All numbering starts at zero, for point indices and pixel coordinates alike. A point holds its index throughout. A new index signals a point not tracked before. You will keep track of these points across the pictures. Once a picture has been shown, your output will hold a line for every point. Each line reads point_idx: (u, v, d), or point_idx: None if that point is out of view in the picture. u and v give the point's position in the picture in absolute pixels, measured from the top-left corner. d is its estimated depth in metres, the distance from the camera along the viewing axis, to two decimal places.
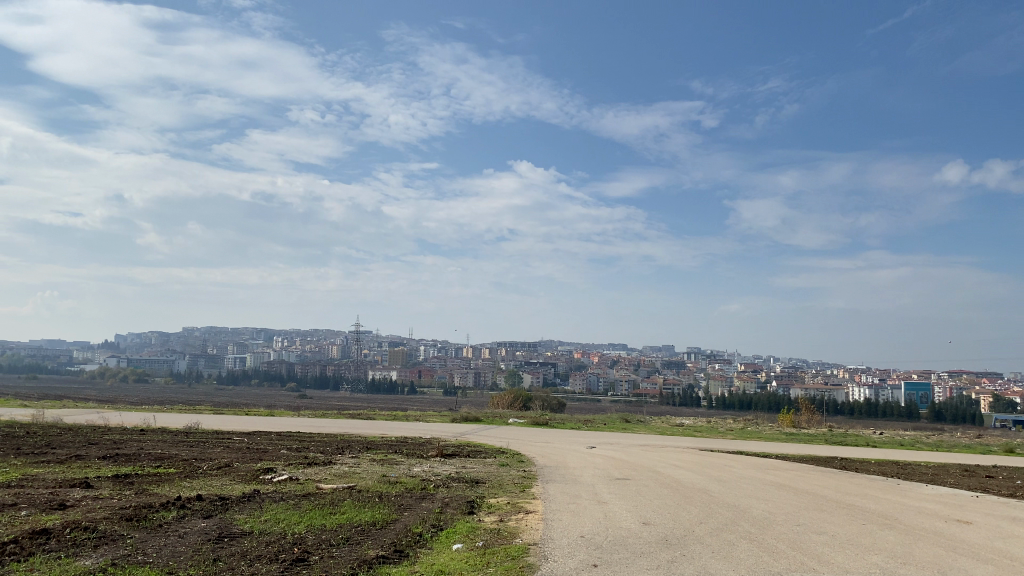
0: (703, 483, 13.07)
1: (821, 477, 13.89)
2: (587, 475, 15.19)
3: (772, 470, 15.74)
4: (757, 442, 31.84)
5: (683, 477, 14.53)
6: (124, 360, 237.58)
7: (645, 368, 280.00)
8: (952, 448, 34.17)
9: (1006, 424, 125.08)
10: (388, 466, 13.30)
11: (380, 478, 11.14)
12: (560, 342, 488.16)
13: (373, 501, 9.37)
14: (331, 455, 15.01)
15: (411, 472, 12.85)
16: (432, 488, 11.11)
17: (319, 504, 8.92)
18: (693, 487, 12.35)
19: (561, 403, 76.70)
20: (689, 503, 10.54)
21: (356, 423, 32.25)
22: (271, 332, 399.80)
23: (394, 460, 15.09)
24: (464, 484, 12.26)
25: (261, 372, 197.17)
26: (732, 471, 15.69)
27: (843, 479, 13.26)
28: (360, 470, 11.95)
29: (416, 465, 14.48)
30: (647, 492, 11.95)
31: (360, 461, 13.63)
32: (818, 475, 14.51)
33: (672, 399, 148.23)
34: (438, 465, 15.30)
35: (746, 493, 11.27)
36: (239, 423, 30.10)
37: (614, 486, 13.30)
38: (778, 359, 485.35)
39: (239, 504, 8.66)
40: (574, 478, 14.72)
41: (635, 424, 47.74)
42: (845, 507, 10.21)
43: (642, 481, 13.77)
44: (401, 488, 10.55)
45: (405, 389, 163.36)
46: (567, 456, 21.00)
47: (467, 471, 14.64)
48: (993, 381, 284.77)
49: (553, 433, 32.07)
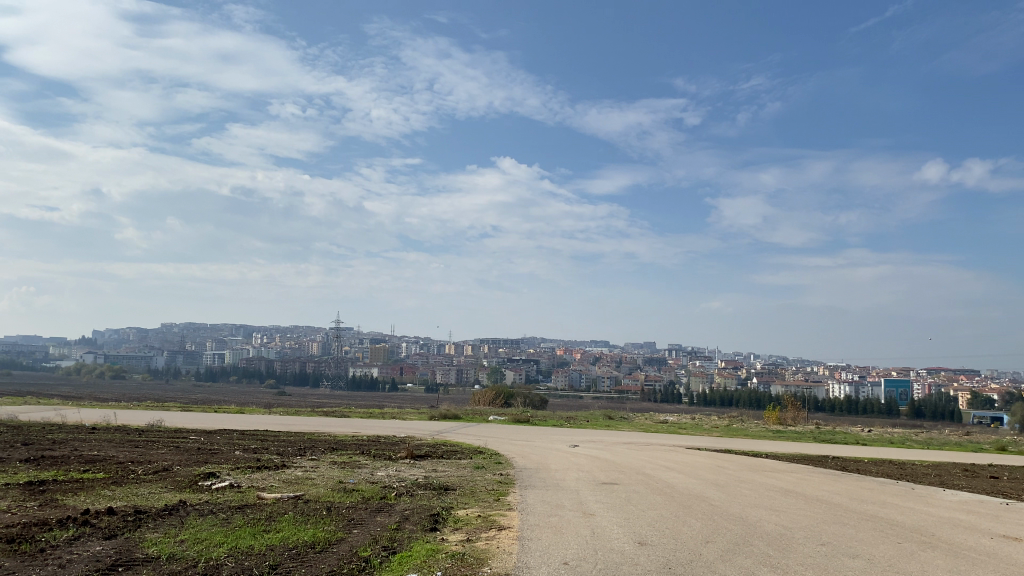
0: (699, 488, 11.87)
1: (823, 479, 12.81)
2: (571, 479, 13.99)
3: (769, 472, 14.64)
4: (743, 440, 30.89)
5: (674, 481, 13.31)
6: (101, 356, 233.86)
7: (626, 365, 280.60)
8: (940, 446, 33.48)
9: (983, 420, 126.03)
10: (348, 470, 12.03)
11: (337, 485, 9.92)
12: (542, 339, 488.12)
13: (319, 513, 8.15)
14: (288, 457, 13.62)
15: (372, 477, 11.56)
16: (393, 497, 9.82)
17: (251, 520, 7.68)
18: (686, 492, 11.29)
19: (544, 400, 75.58)
20: (690, 516, 9.39)
21: (330, 421, 30.96)
22: (251, 328, 396.18)
23: (358, 462, 13.79)
24: (431, 492, 11.00)
25: (241, 368, 194.75)
26: (727, 473, 14.61)
27: (847, 482, 12.21)
28: (316, 475, 10.74)
29: (381, 469, 13.18)
30: (639, 500, 10.72)
31: (320, 464, 12.33)
32: (821, 478, 13.47)
33: (654, 395, 147.80)
34: (407, 468, 14.03)
35: (750, 501, 10.16)
36: (206, 420, 28.75)
37: (599, 492, 12.04)
38: (757, 357, 489.91)
39: (158, 520, 7.47)
40: (556, 482, 13.49)
41: (617, 420, 46.80)
42: (868, 519, 9.09)
43: (631, 487, 12.56)
44: (357, 497, 9.33)
45: (386, 386, 161.48)
46: (547, 457, 19.80)
47: (437, 475, 13.35)
48: (970, 377, 287.65)
49: (534, 431, 31.04)
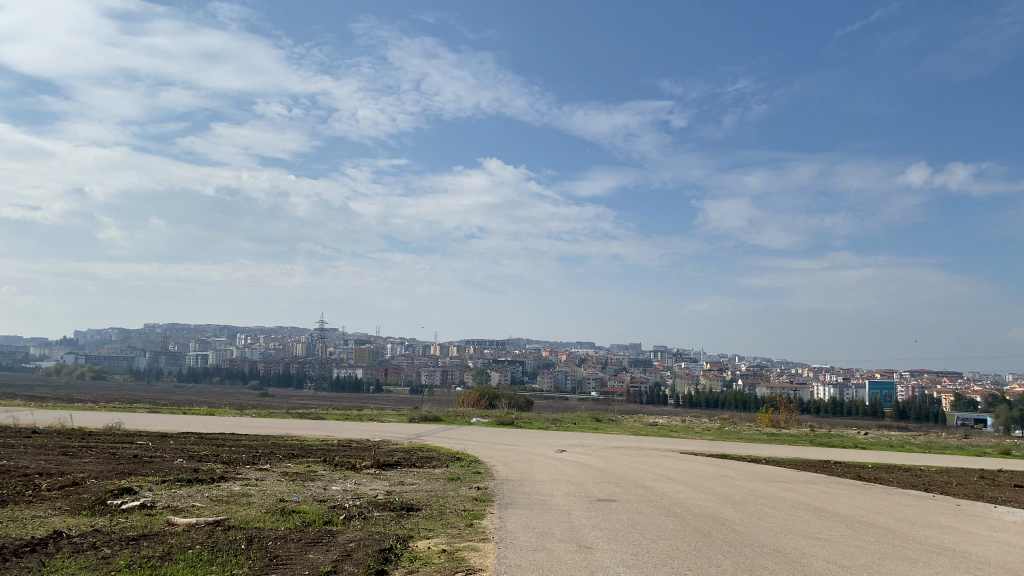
0: (712, 507, 10.30)
1: (850, 492, 11.37)
2: (558, 494, 12.44)
3: (782, 483, 13.09)
4: (739, 443, 29.39)
5: (677, 496, 11.75)
6: (82, 357, 230.05)
7: (611, 366, 279.64)
8: (941, 450, 32.12)
9: (968, 422, 125.62)
10: (297, 484, 10.30)
11: (275, 502, 8.53)
12: (528, 341, 486.49)
13: (235, 549, 6.86)
14: (232, 466, 11.82)
15: (324, 494, 9.87)
16: (340, 522, 8.23)
17: (139, 561, 6.40)
18: (704, 511, 9.81)
19: (529, 401, 73.63)
20: (718, 552, 7.78)
21: (300, 423, 29.23)
22: (236, 330, 393.11)
23: (312, 473, 12.03)
24: (390, 515, 9.31)
25: (224, 369, 192.31)
26: (737, 484, 13.15)
27: (881, 497, 10.78)
28: (259, 488, 9.28)
29: (338, 482, 11.43)
30: (646, 526, 9.12)
31: (269, 476, 10.60)
32: (846, 490, 12.02)
33: (640, 397, 146.72)
34: (370, 481, 12.31)
35: (783, 525, 8.79)
36: (170, 421, 26.91)
37: (596, 512, 10.48)
38: (741, 359, 491.49)
39: (12, 564, 6.14)
40: (542, 499, 11.88)
41: (604, 423, 45.45)
42: (931, 557, 7.68)
43: (630, 505, 10.93)
44: (295, 520, 7.96)
45: (370, 387, 159.52)
46: (531, 464, 18.08)
47: (402, 491, 11.64)
48: (952, 380, 288.98)
49: (519, 435, 29.57)
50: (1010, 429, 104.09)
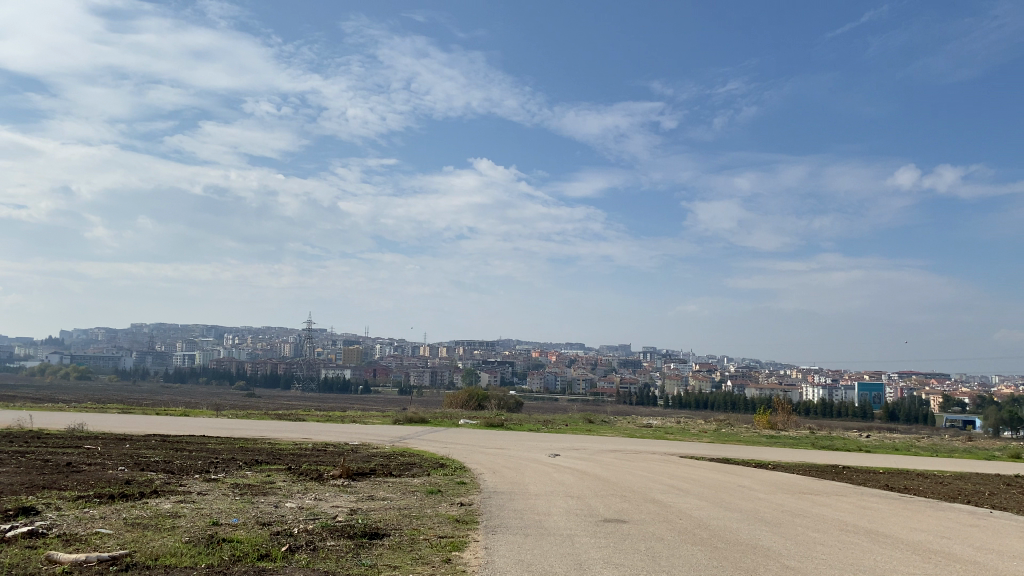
0: (750, 531, 8.99)
1: (894, 510, 10.22)
2: (557, 511, 11.17)
3: (812, 496, 11.72)
4: (739, 446, 28.18)
5: (698, 513, 10.42)
6: (68, 356, 227.41)
7: (601, 368, 278.00)
8: (948, 454, 30.72)
9: (956, 424, 125.07)
10: (245, 500, 8.85)
11: (202, 530, 7.55)
12: (518, 342, 484.63)
13: None
14: (173, 476, 10.25)
15: (267, 515, 8.49)
16: (283, 558, 7.14)
17: None
18: (741, 539, 8.59)
19: (519, 402, 72.07)
20: None
21: (276, 424, 27.72)
22: (223, 330, 389.76)
23: (267, 486, 10.48)
24: (346, 544, 7.96)
25: (211, 370, 189.67)
26: (761, 497, 11.77)
27: (932, 520, 9.72)
28: (191, 508, 8.23)
29: (294, 498, 9.86)
30: (673, 560, 7.80)
31: (214, 490, 9.19)
32: (889, 504, 10.76)
33: (628, 398, 145.40)
34: (334, 496, 10.71)
35: (847, 563, 7.77)
36: (137, 423, 25.35)
37: (605, 536, 9.11)
38: (730, 361, 491.70)
39: None
40: (543, 519, 10.47)
41: (597, 424, 44.09)
42: None
43: (646, 527, 9.58)
44: (219, 556, 6.96)
45: (358, 388, 157.28)
46: (523, 473, 16.46)
47: (370, 510, 10.07)
48: (939, 381, 289.21)
49: (508, 437, 28.16)
50: (999, 431, 103.42)
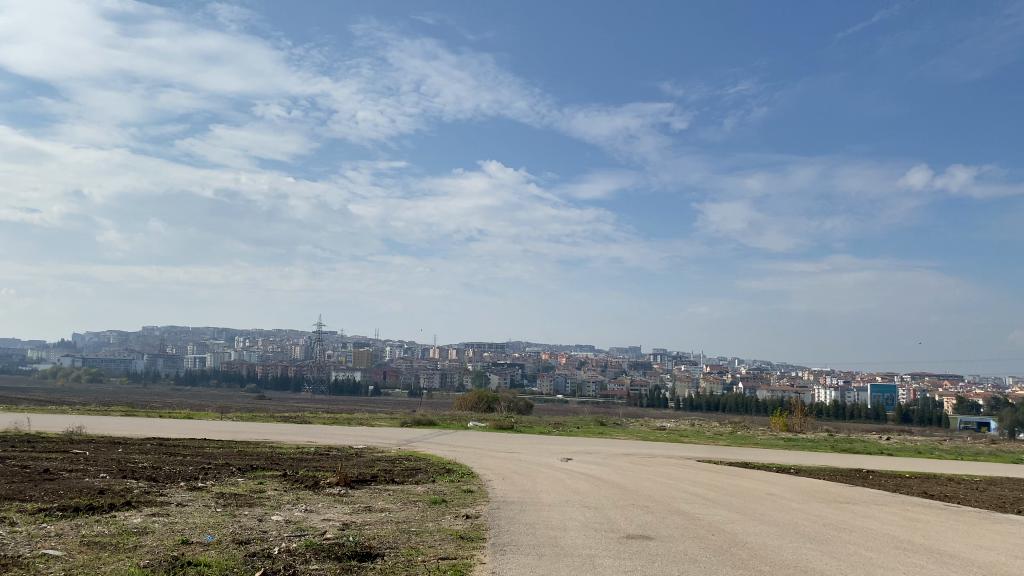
0: (795, 552, 8.27)
1: (944, 527, 9.73)
2: (578, 525, 10.41)
3: (853, 507, 11.24)
4: (758, 450, 27.44)
5: (734, 528, 9.69)
6: (81, 359, 227.84)
7: (611, 369, 276.88)
8: (971, 456, 29.92)
9: (971, 425, 123.71)
10: (218, 521, 8.41)
11: (167, 549, 7.28)
12: (528, 344, 484.36)
13: None
14: (152, 487, 9.72)
15: (241, 537, 7.96)
16: None
17: None
18: (784, 562, 7.85)
19: (530, 403, 71.11)
20: None
21: (278, 427, 26.93)
22: (234, 333, 390.87)
23: (251, 499, 9.87)
24: (332, 566, 7.34)
25: (222, 372, 189.95)
26: (796, 509, 11.10)
27: (989, 538, 9.21)
28: (161, 528, 7.95)
29: (277, 512, 9.30)
30: None
31: (187, 508, 8.75)
32: (938, 518, 10.31)
33: (640, 399, 144.45)
34: (326, 507, 10.09)
35: None
36: (140, 426, 24.69)
37: (633, 555, 8.39)
38: (740, 363, 489.41)
39: None
40: (559, 534, 9.73)
41: (609, 426, 43.14)
42: None
43: (674, 544, 8.86)
44: None
45: (368, 390, 156.92)
46: (535, 480, 15.62)
47: (365, 525, 9.33)
48: (953, 382, 286.41)
49: (519, 440, 27.39)
50: (1014, 433, 101.84)
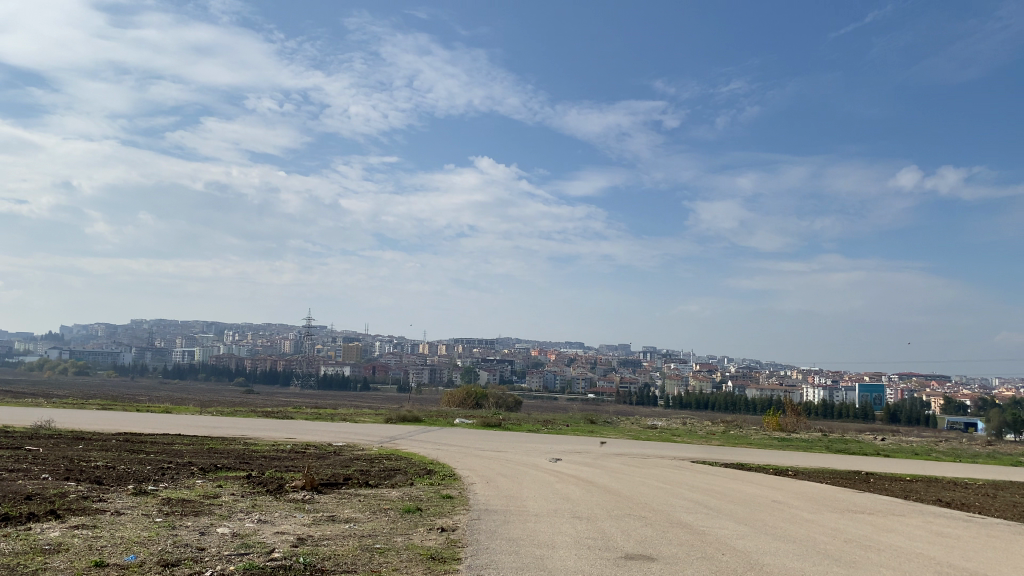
0: None
1: (974, 546, 9.13)
2: (571, 541, 9.48)
3: (870, 519, 10.58)
4: (755, 450, 26.74)
5: (746, 546, 8.85)
6: (67, 352, 225.61)
7: (601, 367, 276.34)
8: (969, 458, 29.32)
9: (959, 425, 123.61)
10: (143, 538, 7.69)
11: None
12: (519, 341, 483.48)
13: None
14: (91, 493, 9.02)
15: (163, 562, 7.14)
16: None
17: None
18: None
19: (518, 401, 70.31)
20: None
21: (259, 422, 25.95)
22: (223, 327, 388.25)
23: (197, 508, 9.06)
24: None
25: (210, 366, 188.21)
26: (812, 519, 10.45)
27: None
28: (79, 545, 7.38)
29: (221, 525, 8.48)
30: None
31: (114, 522, 8.12)
32: (967, 536, 9.67)
33: (628, 398, 143.71)
34: (283, 517, 9.20)
35: None
36: (115, 420, 23.78)
37: None
38: (729, 361, 489.64)
39: None
40: (550, 554, 8.75)
41: (599, 424, 42.27)
42: None
43: (679, 566, 8.06)
44: None
45: (357, 385, 155.54)
46: (522, 484, 14.72)
47: (321, 541, 8.39)
48: (939, 382, 287.40)
49: (510, 438, 26.64)
50: (1002, 434, 101.59)
